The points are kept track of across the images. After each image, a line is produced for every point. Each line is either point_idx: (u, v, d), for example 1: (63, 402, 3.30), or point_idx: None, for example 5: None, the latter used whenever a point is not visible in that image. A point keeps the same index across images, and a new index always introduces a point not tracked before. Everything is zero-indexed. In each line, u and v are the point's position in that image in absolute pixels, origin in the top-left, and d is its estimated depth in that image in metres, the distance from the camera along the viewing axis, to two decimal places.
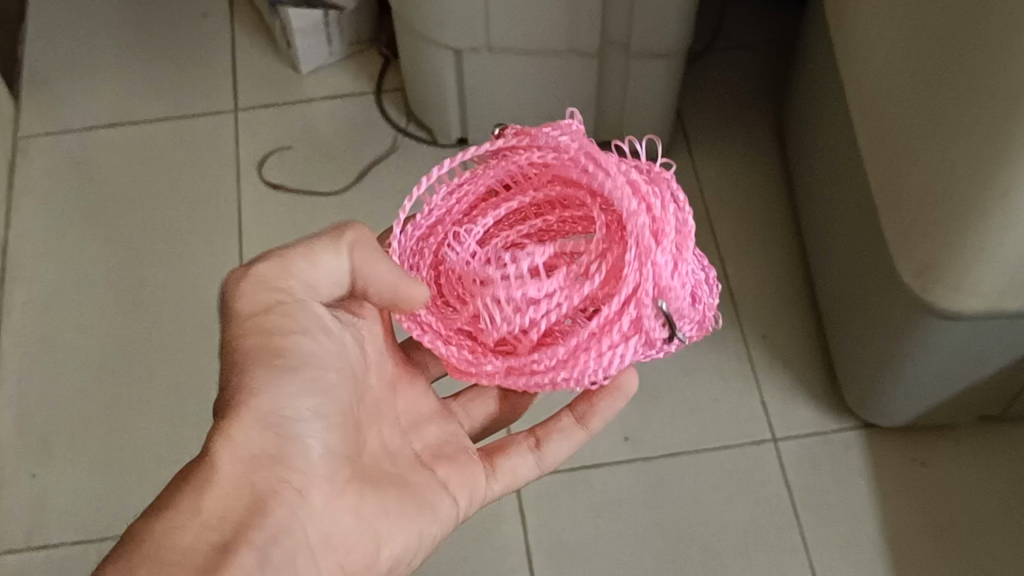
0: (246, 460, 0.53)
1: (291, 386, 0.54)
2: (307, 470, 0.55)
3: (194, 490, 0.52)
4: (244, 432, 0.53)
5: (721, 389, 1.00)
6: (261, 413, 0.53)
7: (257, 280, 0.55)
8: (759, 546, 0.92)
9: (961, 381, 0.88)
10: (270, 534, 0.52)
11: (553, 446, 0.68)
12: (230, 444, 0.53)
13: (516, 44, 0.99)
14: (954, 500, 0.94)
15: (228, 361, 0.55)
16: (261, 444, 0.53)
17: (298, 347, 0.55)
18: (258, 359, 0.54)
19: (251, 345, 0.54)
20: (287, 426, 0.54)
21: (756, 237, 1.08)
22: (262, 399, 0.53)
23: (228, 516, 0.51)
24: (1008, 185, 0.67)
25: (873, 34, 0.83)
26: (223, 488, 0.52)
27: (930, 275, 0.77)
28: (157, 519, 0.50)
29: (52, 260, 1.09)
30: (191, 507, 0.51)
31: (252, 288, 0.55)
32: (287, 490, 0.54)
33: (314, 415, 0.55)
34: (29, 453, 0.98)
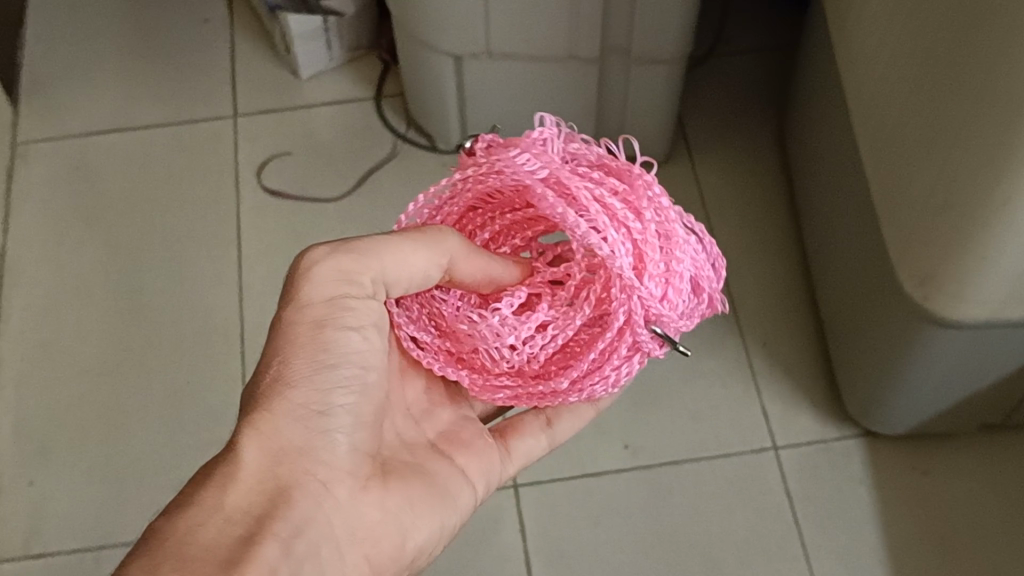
0: (276, 452, 0.53)
1: (329, 381, 0.54)
2: (332, 465, 0.55)
3: (220, 483, 0.51)
4: (274, 424, 0.53)
5: (721, 396, 0.99)
6: (294, 405, 0.53)
7: (334, 272, 0.55)
8: (759, 555, 0.92)
9: (963, 390, 0.88)
10: (294, 527, 0.52)
11: (564, 425, 0.69)
12: (259, 434, 0.52)
13: (515, 51, 0.98)
14: (955, 508, 0.93)
15: (269, 350, 0.54)
16: (294, 436, 0.53)
17: (339, 342, 0.55)
18: (297, 350, 0.54)
19: (293, 336, 0.54)
20: (317, 420, 0.54)
21: (757, 243, 1.08)
22: (297, 390, 0.53)
23: (251, 509, 0.51)
24: (1009, 195, 0.67)
25: (874, 41, 0.82)
26: (247, 480, 0.52)
27: (930, 284, 0.77)
28: (179, 516, 0.49)
29: (50, 266, 1.09)
30: (215, 500, 0.50)
31: (327, 274, 0.55)
32: (313, 482, 0.54)
33: (348, 410, 0.55)
34: (27, 460, 0.97)
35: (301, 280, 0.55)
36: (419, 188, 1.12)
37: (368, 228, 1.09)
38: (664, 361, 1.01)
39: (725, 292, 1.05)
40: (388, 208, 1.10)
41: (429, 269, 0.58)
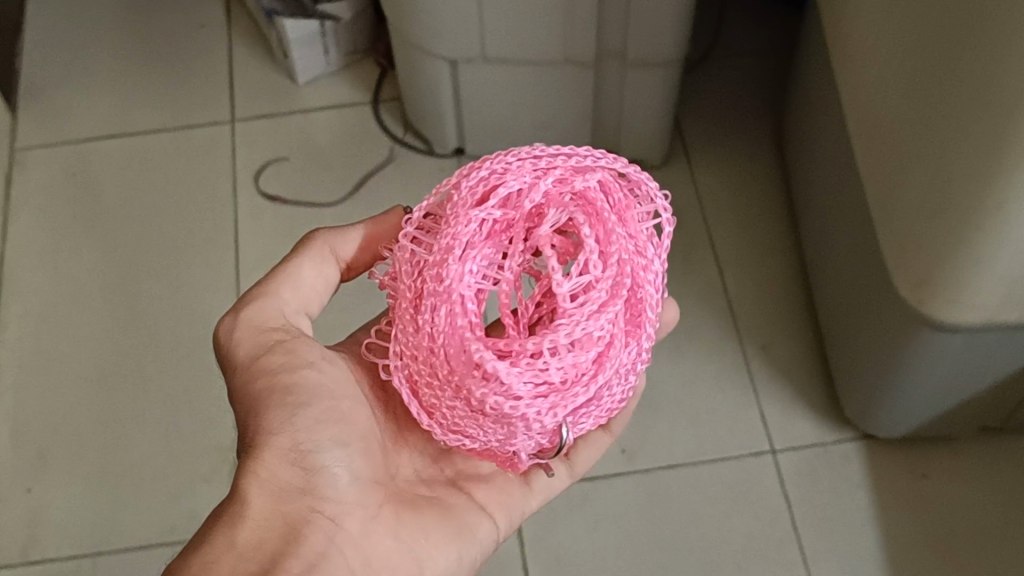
0: (274, 494, 0.54)
1: (307, 420, 0.55)
2: (337, 499, 0.56)
3: (228, 526, 0.54)
4: (265, 469, 0.54)
5: (720, 400, 0.99)
6: (282, 450, 0.54)
7: (249, 326, 0.58)
8: (758, 559, 0.91)
9: (960, 393, 0.87)
10: (307, 564, 0.54)
11: (580, 454, 0.68)
12: (255, 481, 0.54)
13: (511, 55, 0.98)
14: (955, 511, 0.93)
15: (243, 403, 0.56)
16: (288, 478, 0.54)
17: (309, 381, 0.56)
18: (271, 399, 0.55)
19: (263, 387, 0.56)
20: (309, 459, 0.55)
21: (756, 246, 1.07)
22: (280, 436, 0.54)
23: (261, 547, 0.53)
24: (1003, 199, 0.66)
25: (868, 42, 0.82)
26: (253, 522, 0.54)
27: (926, 289, 0.77)
28: (194, 557, 0.53)
29: (48, 272, 1.09)
30: (225, 543, 0.53)
31: (246, 330, 0.58)
32: (321, 519, 0.55)
33: (338, 444, 0.56)
34: (25, 467, 0.98)
35: (229, 347, 0.58)
36: (417, 192, 1.12)
37: None
38: (662, 366, 1.01)
39: (723, 294, 1.05)
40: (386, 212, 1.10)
41: (323, 270, 0.61)
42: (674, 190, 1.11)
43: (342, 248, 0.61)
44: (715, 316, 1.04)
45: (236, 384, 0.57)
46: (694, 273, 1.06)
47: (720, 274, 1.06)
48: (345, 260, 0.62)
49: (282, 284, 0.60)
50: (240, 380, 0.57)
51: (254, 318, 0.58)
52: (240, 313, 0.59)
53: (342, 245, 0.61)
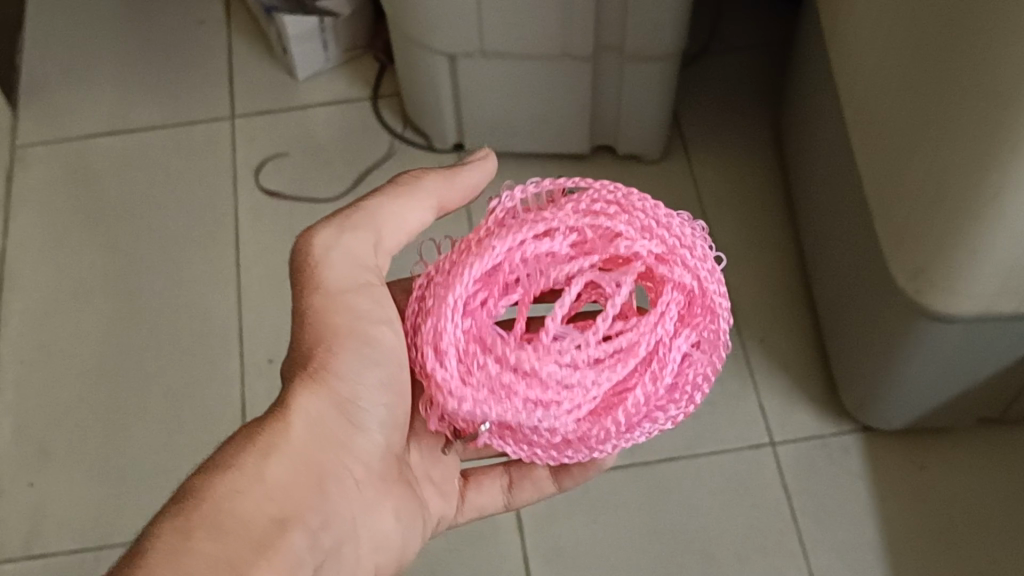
0: (314, 436, 0.55)
1: (372, 376, 0.56)
2: (361, 460, 0.57)
3: (260, 453, 0.53)
4: (319, 408, 0.55)
5: (720, 393, 0.99)
6: (338, 396, 0.56)
7: (346, 260, 0.57)
8: (757, 551, 0.92)
9: (958, 384, 0.88)
10: (320, 516, 0.55)
11: (523, 490, 0.68)
12: (304, 418, 0.55)
13: (509, 49, 0.98)
14: (953, 502, 0.93)
15: (310, 330, 0.56)
16: (330, 425, 0.56)
17: (385, 339, 0.56)
18: (346, 341, 0.55)
19: (342, 325, 0.56)
20: (357, 415, 0.56)
21: (755, 240, 1.08)
22: (343, 382, 0.56)
23: (289, 488, 0.53)
24: (999, 189, 0.67)
25: (865, 36, 0.83)
26: (286, 458, 0.54)
27: (923, 278, 0.77)
28: (221, 479, 0.51)
29: (50, 268, 1.09)
30: (258, 470, 0.53)
31: (343, 257, 0.56)
32: (340, 473, 0.56)
33: (382, 409, 0.57)
34: (26, 461, 0.98)
35: (315, 265, 0.56)
36: None
37: None
38: None
39: (723, 287, 1.05)
40: None
41: (423, 216, 0.60)
42: (674, 184, 1.11)
43: (447, 198, 0.61)
44: None
45: (308, 304, 0.56)
46: None
47: (719, 267, 1.06)
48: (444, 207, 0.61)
49: (386, 222, 0.58)
50: (308, 307, 0.56)
51: (359, 247, 0.57)
52: (343, 233, 0.57)
53: (447, 196, 0.61)
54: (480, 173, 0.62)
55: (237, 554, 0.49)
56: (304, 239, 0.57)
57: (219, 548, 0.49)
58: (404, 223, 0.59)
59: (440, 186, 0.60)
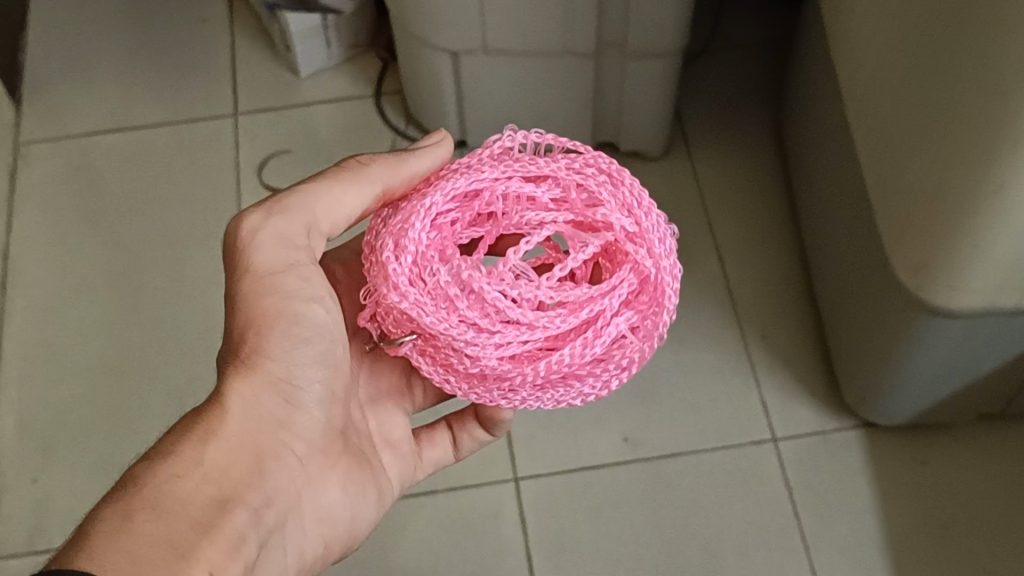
0: (254, 418, 0.54)
1: (307, 355, 0.55)
2: (299, 438, 0.56)
3: (200, 438, 0.52)
4: (254, 391, 0.54)
5: (721, 388, 1.00)
6: (274, 379, 0.54)
7: (274, 238, 0.54)
8: (759, 546, 0.92)
9: (959, 379, 0.88)
10: (262, 496, 0.54)
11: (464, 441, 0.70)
12: (241, 401, 0.54)
13: (511, 46, 0.99)
14: (954, 498, 0.94)
15: (244, 314, 0.54)
16: (270, 408, 0.54)
17: (316, 319, 0.55)
18: (280, 324, 0.54)
19: (272, 306, 0.54)
20: (295, 394, 0.55)
21: (756, 236, 1.08)
22: (277, 364, 0.54)
23: (227, 471, 0.52)
24: (1001, 183, 0.67)
25: (867, 32, 0.83)
26: (223, 442, 0.53)
27: (924, 274, 0.77)
28: (161, 464, 0.50)
29: (53, 265, 1.09)
30: (195, 454, 0.51)
31: (269, 238, 0.54)
32: (283, 453, 0.56)
33: (321, 386, 0.56)
34: (30, 457, 0.98)
35: (243, 247, 0.54)
36: None
37: None
38: (663, 355, 1.02)
39: (724, 284, 1.05)
40: None
41: (361, 202, 0.58)
42: (674, 180, 1.11)
43: (391, 181, 0.59)
44: (715, 305, 1.04)
45: (241, 288, 0.54)
46: (695, 264, 1.07)
47: (720, 262, 1.07)
48: (388, 191, 0.59)
49: (320, 199, 0.56)
50: (239, 292, 0.54)
51: (285, 226, 0.55)
52: (267, 215, 0.55)
53: (393, 181, 0.59)
54: (432, 160, 0.60)
55: (178, 534, 0.48)
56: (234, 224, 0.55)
57: (163, 529, 0.47)
58: (338, 205, 0.57)
59: (384, 171, 0.58)
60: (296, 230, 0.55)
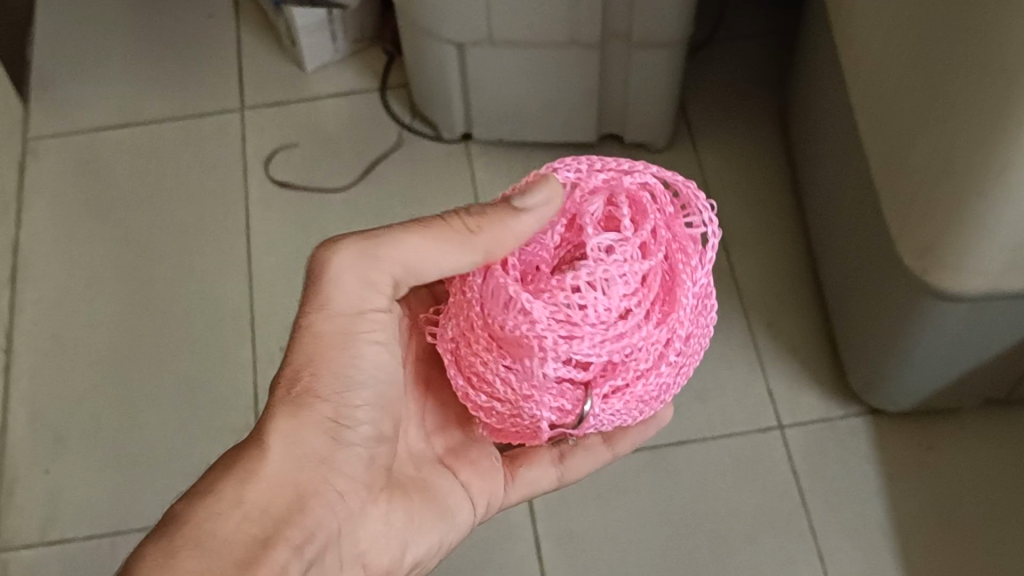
0: (300, 457, 0.56)
1: (351, 395, 0.57)
2: (348, 476, 0.58)
3: (245, 476, 0.54)
4: (299, 430, 0.56)
5: (728, 376, 1.00)
6: (321, 417, 0.56)
7: (359, 279, 0.57)
8: (766, 532, 0.93)
9: (965, 364, 0.88)
10: (307, 533, 0.55)
11: (577, 460, 0.69)
12: (285, 440, 0.55)
13: (517, 37, 0.99)
14: (960, 483, 0.94)
15: (298, 354, 0.57)
16: (316, 445, 0.56)
17: (365, 357, 0.58)
18: (328, 363, 0.57)
19: (327, 344, 0.57)
20: (341, 433, 0.57)
21: (763, 227, 1.08)
22: (325, 403, 0.56)
23: (271, 508, 0.54)
24: (1004, 165, 0.68)
25: (871, 19, 0.83)
26: (267, 481, 0.54)
27: (929, 258, 0.78)
28: (201, 501, 0.52)
29: (62, 259, 1.10)
30: (237, 494, 0.53)
31: (350, 269, 0.57)
32: (328, 492, 0.57)
33: (367, 425, 0.58)
34: (42, 448, 0.99)
35: (322, 277, 0.57)
36: (425, 176, 1.13)
37: (375, 217, 1.11)
38: None
39: (730, 273, 1.06)
40: (394, 197, 1.12)
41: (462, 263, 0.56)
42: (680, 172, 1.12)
43: (496, 248, 0.56)
44: (721, 294, 1.05)
45: (302, 324, 0.57)
46: None
47: (725, 251, 1.07)
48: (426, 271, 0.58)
49: (410, 246, 0.57)
50: (300, 327, 0.57)
51: (363, 256, 0.57)
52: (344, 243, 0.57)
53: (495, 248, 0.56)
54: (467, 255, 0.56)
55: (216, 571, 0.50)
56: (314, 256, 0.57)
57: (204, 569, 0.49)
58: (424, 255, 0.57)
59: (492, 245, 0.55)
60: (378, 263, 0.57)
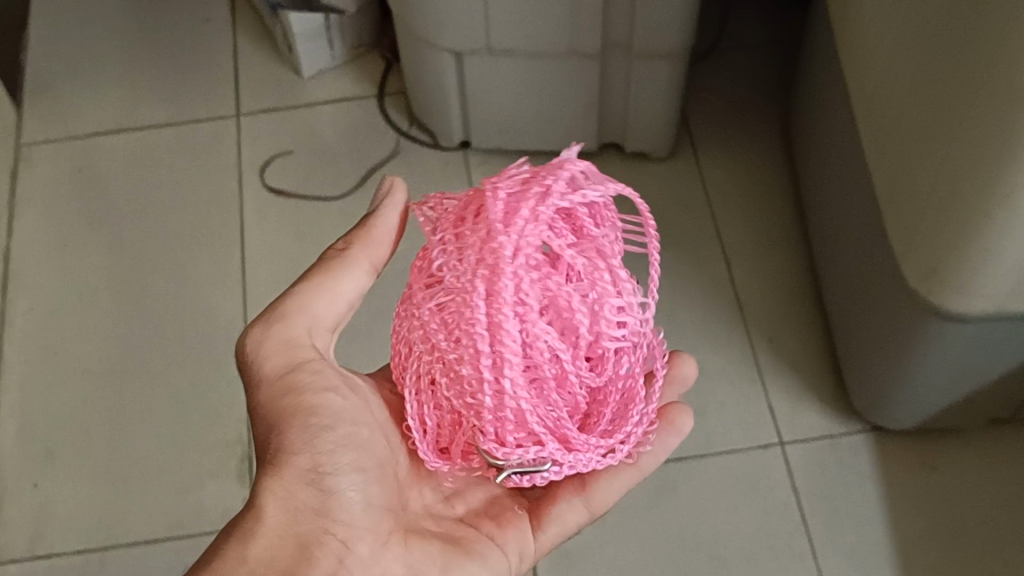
0: (292, 512, 0.53)
1: (328, 442, 0.54)
2: (352, 523, 0.54)
3: (240, 541, 0.52)
4: (284, 486, 0.53)
5: (728, 392, 0.99)
6: (301, 470, 0.53)
7: (279, 343, 0.56)
8: (766, 552, 0.91)
9: (970, 384, 0.87)
10: None
11: (601, 488, 0.62)
12: (273, 497, 0.53)
13: (516, 47, 0.98)
14: (963, 502, 0.93)
15: (262, 422, 0.55)
16: (306, 497, 0.53)
17: (329, 404, 0.55)
18: (293, 418, 0.54)
19: (287, 404, 0.54)
20: (327, 481, 0.53)
21: (765, 239, 1.07)
22: (301, 456, 0.53)
23: (275, 563, 0.52)
24: (1011, 187, 0.66)
25: (875, 35, 0.82)
26: (267, 542, 0.52)
27: (934, 280, 0.76)
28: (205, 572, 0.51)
29: (53, 267, 1.09)
30: (237, 557, 0.52)
31: (274, 347, 0.56)
32: (332, 542, 0.53)
33: (354, 469, 0.55)
34: (31, 461, 0.97)
35: (254, 363, 0.56)
36: (423, 186, 1.12)
37: None
38: None
39: (731, 287, 1.04)
40: None
41: (360, 284, 0.59)
42: (681, 184, 1.11)
43: (378, 257, 0.59)
44: (722, 309, 1.03)
45: (258, 401, 0.56)
46: (702, 266, 1.06)
47: (727, 265, 1.06)
48: (331, 318, 0.58)
49: (319, 295, 0.57)
50: (258, 402, 0.56)
51: (287, 332, 0.56)
52: (272, 324, 0.57)
53: (379, 254, 0.59)
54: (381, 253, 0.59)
55: None
56: (242, 346, 0.57)
57: None
58: (334, 292, 0.58)
59: (374, 256, 0.59)
60: (303, 332, 0.57)
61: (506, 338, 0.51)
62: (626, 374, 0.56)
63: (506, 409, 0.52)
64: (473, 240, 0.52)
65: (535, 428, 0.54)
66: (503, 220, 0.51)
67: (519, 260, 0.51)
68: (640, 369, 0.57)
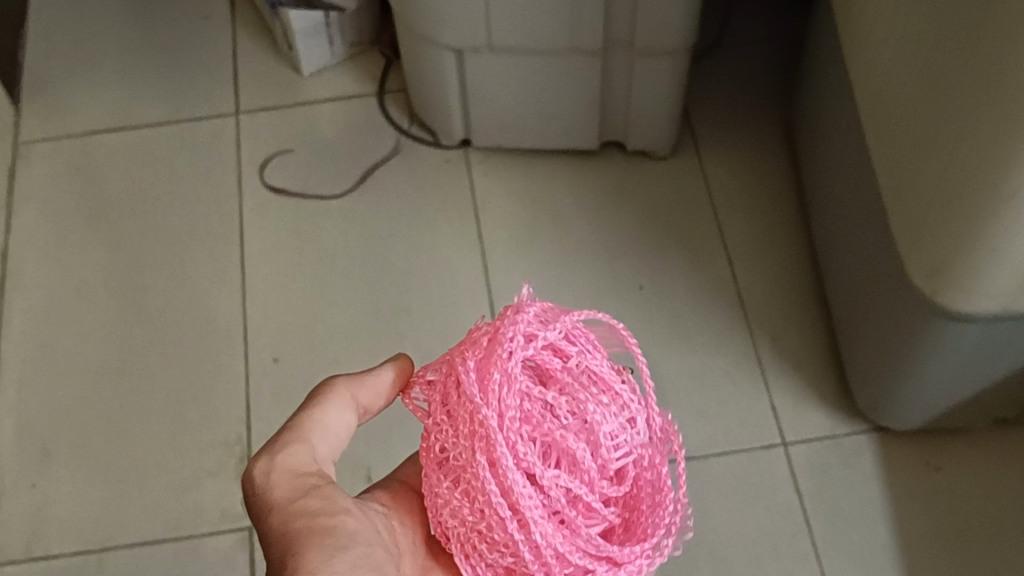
0: None
1: (345, 560, 0.49)
2: None
3: None
4: None
5: (730, 392, 0.98)
6: None
7: (287, 473, 0.53)
8: (769, 553, 0.90)
9: (975, 385, 0.86)
10: None
11: None
12: None
13: (517, 45, 0.97)
14: (968, 503, 0.92)
15: (276, 552, 0.50)
16: None
17: (344, 527, 0.51)
18: (308, 536, 0.50)
19: (300, 526, 0.51)
20: None
21: (768, 238, 1.06)
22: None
23: None
24: (1018, 187, 0.65)
25: (879, 33, 0.81)
26: None
27: (939, 280, 0.76)
28: None
29: (52, 266, 1.08)
30: None
31: (283, 475, 0.53)
32: None
33: None
34: (28, 461, 0.97)
35: (264, 496, 0.53)
36: (423, 184, 1.11)
37: (371, 225, 1.09)
38: (672, 357, 1.00)
39: (733, 287, 1.04)
40: (392, 204, 1.10)
41: (349, 418, 0.58)
42: (682, 183, 1.10)
43: (364, 396, 0.59)
44: (725, 308, 1.03)
45: (270, 534, 0.52)
46: (704, 265, 1.05)
47: (730, 264, 1.05)
48: (331, 450, 0.56)
49: (317, 425, 0.56)
50: (273, 532, 0.51)
51: (292, 462, 0.54)
52: (274, 457, 0.54)
53: (365, 394, 0.59)
54: (371, 388, 0.59)
55: None
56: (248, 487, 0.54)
57: None
58: (331, 420, 0.56)
59: (360, 390, 0.59)
60: (307, 463, 0.54)
61: (526, 497, 0.50)
62: (655, 476, 0.56)
63: (553, 553, 0.52)
64: (462, 413, 0.53)
65: (579, 561, 0.52)
66: (478, 386, 0.52)
67: (506, 420, 0.51)
68: (663, 464, 0.56)
